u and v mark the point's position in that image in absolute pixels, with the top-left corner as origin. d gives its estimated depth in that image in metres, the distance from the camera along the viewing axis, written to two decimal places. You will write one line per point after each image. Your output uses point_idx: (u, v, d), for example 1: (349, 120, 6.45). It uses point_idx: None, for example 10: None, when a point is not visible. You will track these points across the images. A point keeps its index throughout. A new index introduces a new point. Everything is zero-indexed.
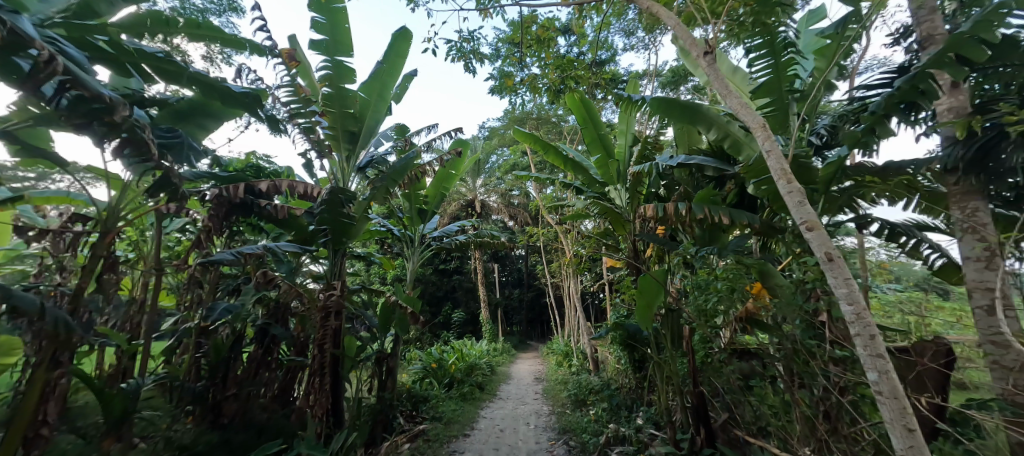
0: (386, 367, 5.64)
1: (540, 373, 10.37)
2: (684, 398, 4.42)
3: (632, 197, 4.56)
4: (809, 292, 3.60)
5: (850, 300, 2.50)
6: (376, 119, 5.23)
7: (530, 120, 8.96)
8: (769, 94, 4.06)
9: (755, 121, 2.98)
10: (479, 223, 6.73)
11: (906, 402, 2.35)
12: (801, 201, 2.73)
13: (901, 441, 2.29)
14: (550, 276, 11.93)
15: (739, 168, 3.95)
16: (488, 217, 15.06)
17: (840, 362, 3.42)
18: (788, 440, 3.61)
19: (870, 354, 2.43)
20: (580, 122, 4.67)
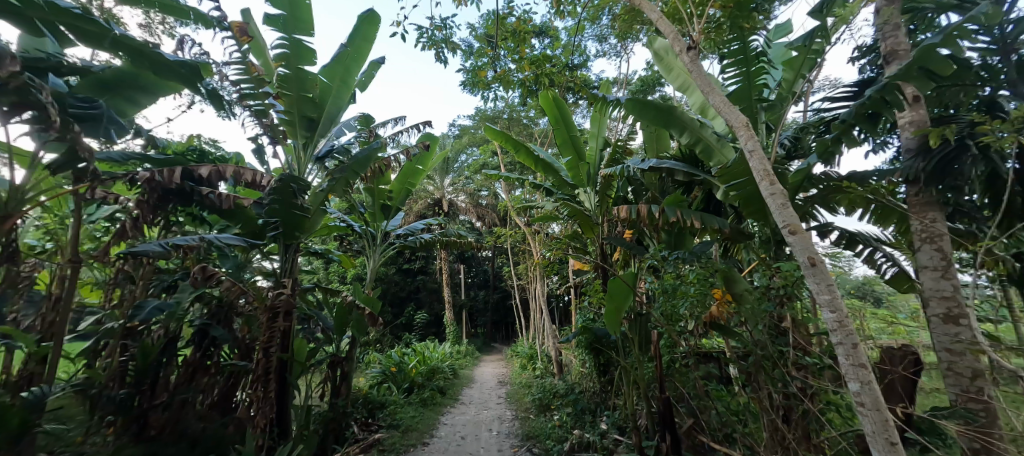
0: (340, 371, 5.26)
1: (504, 377, 10.19)
2: (650, 404, 4.38)
3: (601, 200, 4.43)
4: (776, 298, 3.65)
5: (833, 307, 2.52)
6: (337, 106, 4.89)
7: (501, 120, 8.80)
8: (740, 102, 4.13)
9: (738, 119, 3.04)
10: (445, 221, 6.46)
11: (888, 414, 2.38)
12: (784, 203, 2.76)
13: (883, 453, 2.32)
14: (517, 278, 11.80)
15: (714, 172, 3.94)
16: (456, 216, 14.74)
17: (807, 368, 3.52)
18: (755, 446, 3.70)
19: (852, 363, 2.45)
20: (553, 122, 4.49)
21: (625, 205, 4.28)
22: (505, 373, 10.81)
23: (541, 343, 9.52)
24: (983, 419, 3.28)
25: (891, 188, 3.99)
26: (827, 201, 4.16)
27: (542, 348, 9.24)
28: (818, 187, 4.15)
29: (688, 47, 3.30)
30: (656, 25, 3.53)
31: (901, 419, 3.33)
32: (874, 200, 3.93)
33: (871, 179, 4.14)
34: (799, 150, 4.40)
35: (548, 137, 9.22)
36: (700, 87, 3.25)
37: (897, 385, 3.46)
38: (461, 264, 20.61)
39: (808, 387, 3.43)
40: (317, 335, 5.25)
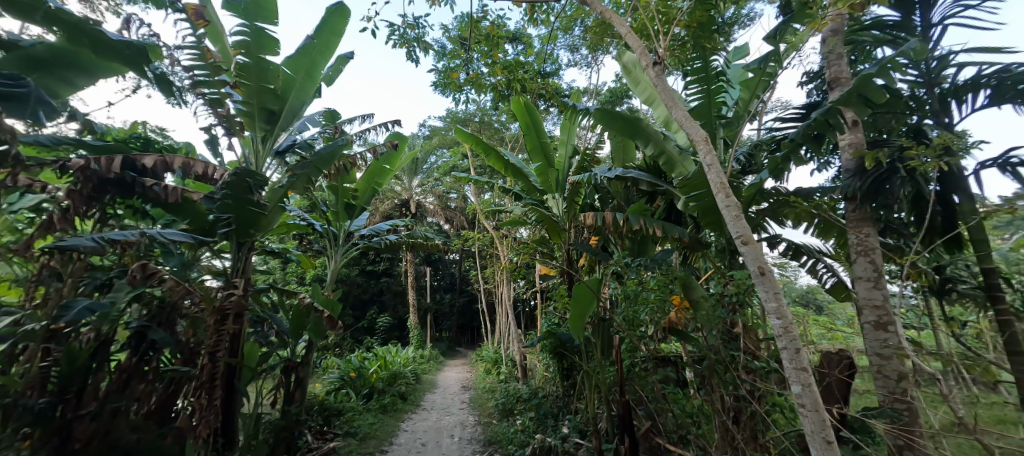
0: (294, 377, 5.02)
1: (468, 382, 10.07)
2: (610, 407, 4.48)
3: (568, 206, 4.51)
4: (730, 305, 3.85)
5: (779, 314, 2.69)
6: (301, 100, 4.69)
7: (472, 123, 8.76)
8: (701, 117, 4.35)
9: (699, 134, 3.19)
10: (412, 222, 6.32)
11: (825, 415, 2.55)
12: (737, 215, 2.91)
13: (821, 451, 2.49)
14: (483, 282, 11.72)
15: (676, 183, 4.10)
16: (424, 218, 14.45)
17: (755, 371, 3.72)
18: (707, 446, 3.86)
19: (795, 367, 2.62)
20: (524, 128, 4.53)
21: (592, 212, 4.37)
22: (469, 377, 10.71)
23: (506, 347, 9.49)
24: (905, 417, 3.60)
25: (831, 204, 4.32)
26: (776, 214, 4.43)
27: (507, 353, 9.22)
28: (769, 201, 4.41)
29: (654, 62, 3.44)
30: (625, 39, 3.64)
31: (837, 418, 3.58)
32: (817, 215, 4.23)
33: (815, 196, 4.45)
34: (752, 165, 4.66)
35: (519, 142, 9.25)
36: (664, 101, 3.39)
37: (833, 387, 3.72)
38: (426, 266, 20.28)
39: (755, 390, 3.63)
40: (270, 339, 4.98)
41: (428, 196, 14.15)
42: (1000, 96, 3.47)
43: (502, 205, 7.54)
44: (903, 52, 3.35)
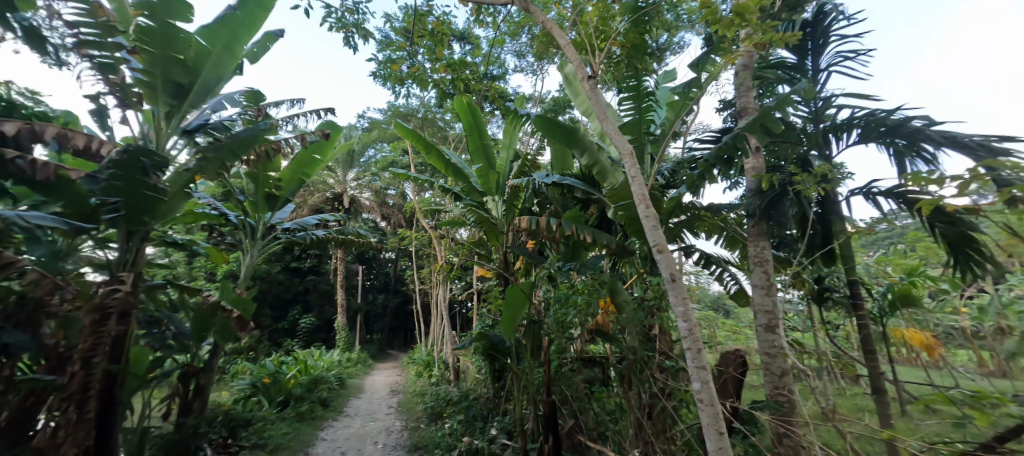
0: (193, 384, 4.48)
1: (396, 385, 9.70)
2: (536, 407, 4.59)
3: (507, 209, 4.56)
4: (650, 309, 4.12)
5: (685, 317, 2.96)
6: (216, 76, 4.21)
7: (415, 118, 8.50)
8: (632, 132, 4.58)
9: (625, 147, 3.39)
10: (343, 218, 5.95)
11: (719, 408, 2.83)
12: (655, 224, 3.12)
13: (713, 442, 2.74)
14: (417, 283, 11.35)
15: (607, 193, 4.32)
16: (358, 214, 13.67)
17: (668, 370, 4.01)
18: (621, 442, 4.10)
19: (697, 366, 2.87)
20: (467, 129, 4.51)
21: (527, 216, 4.46)
22: (397, 381, 10.32)
23: (438, 349, 9.28)
24: (787, 408, 4.12)
25: (737, 219, 4.81)
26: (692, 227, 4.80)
27: (440, 355, 9.02)
28: (685, 214, 4.78)
29: (589, 75, 3.58)
30: (564, 51, 3.77)
31: (730, 412, 3.94)
32: (725, 228, 4.70)
33: (724, 211, 4.92)
34: (674, 180, 5.07)
35: (462, 142, 9.16)
36: (597, 114, 3.56)
37: (729, 384, 4.10)
38: (357, 264, 19.28)
39: (665, 387, 3.92)
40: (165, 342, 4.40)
41: (363, 191, 13.45)
42: (868, 135, 4.11)
43: (443, 205, 7.40)
44: (799, 90, 3.85)
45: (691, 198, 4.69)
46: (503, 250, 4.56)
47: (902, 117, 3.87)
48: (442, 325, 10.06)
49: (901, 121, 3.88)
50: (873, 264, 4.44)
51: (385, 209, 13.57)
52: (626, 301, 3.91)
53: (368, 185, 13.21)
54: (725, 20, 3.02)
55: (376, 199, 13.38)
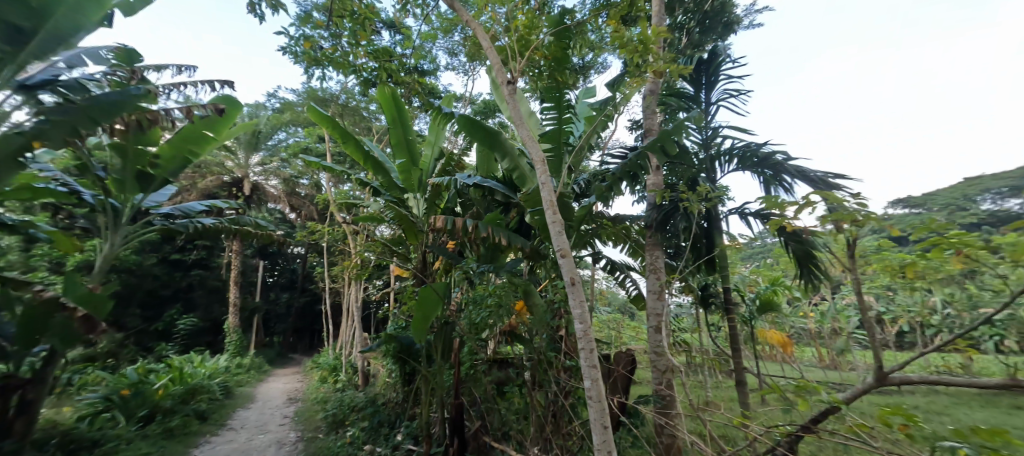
0: (15, 398, 3.69)
1: (296, 392, 8.84)
2: (443, 410, 4.50)
3: (428, 208, 4.47)
4: (556, 311, 4.16)
5: (582, 319, 3.05)
6: (74, 23, 3.42)
7: (335, 104, 7.89)
8: (551, 142, 4.56)
9: (537, 154, 3.41)
10: (237, 206, 5.29)
11: (605, 404, 2.97)
12: (561, 231, 3.23)
13: (598, 436, 2.87)
14: (328, 281, 10.53)
15: (523, 198, 4.33)
16: (262, 204, 12.14)
17: (569, 370, 4.07)
18: (523, 440, 4.14)
19: (589, 366, 2.97)
20: (390, 121, 4.30)
21: (445, 215, 4.34)
22: (297, 388, 9.40)
23: (346, 352, 8.63)
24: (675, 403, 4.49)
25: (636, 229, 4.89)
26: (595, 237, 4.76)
27: (348, 360, 8.36)
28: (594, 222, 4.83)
29: (507, 80, 3.52)
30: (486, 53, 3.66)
31: (618, 409, 3.92)
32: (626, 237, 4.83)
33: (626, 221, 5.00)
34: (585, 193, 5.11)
35: (386, 135, 8.69)
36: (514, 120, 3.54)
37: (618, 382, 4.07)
38: (256, 259, 17.24)
39: (564, 387, 3.98)
40: None
41: (268, 178, 11.77)
42: (743, 164, 4.47)
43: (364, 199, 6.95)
44: (698, 116, 4.20)
45: (602, 208, 4.90)
46: (422, 250, 4.48)
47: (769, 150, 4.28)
48: (352, 328, 9.35)
49: (769, 154, 4.29)
50: (748, 274, 5.04)
51: (296, 199, 11.93)
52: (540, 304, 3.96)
53: (275, 172, 11.53)
54: (632, 46, 3.26)
55: (286, 188, 11.67)
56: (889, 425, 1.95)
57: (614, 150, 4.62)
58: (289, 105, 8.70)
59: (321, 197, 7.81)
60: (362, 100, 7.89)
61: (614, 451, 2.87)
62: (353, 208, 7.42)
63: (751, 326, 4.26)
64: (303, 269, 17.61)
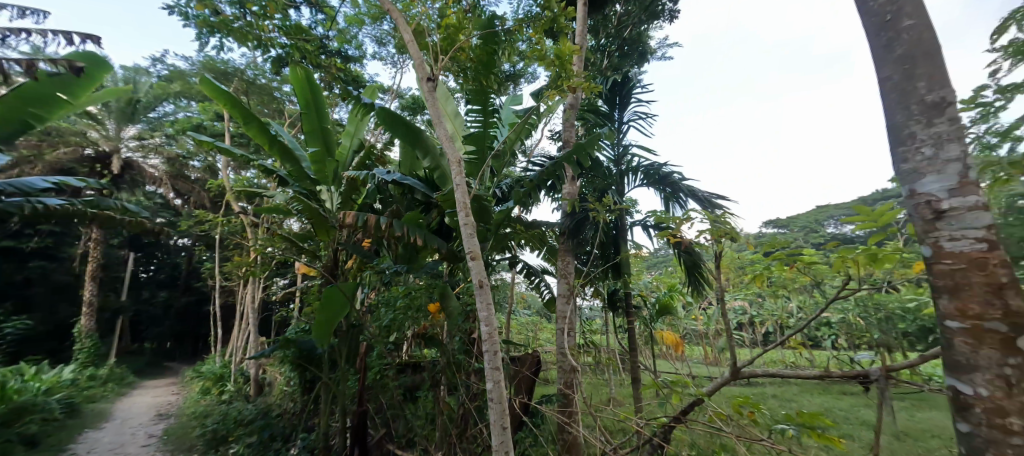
0: None
1: (168, 406, 7.53)
2: (345, 418, 4.10)
3: (343, 202, 4.24)
4: (469, 313, 3.87)
5: (487, 321, 2.62)
6: None
7: (238, 79, 6.99)
8: (474, 145, 4.11)
9: (455, 154, 2.93)
10: (96, 187, 4.63)
11: (507, 404, 2.57)
12: (472, 232, 2.79)
13: (496, 440, 2.44)
14: (220, 278, 9.28)
15: (436, 196, 3.88)
16: (137, 188, 10.11)
17: (479, 372, 3.81)
18: (428, 447, 3.79)
19: (492, 366, 2.57)
20: (303, 105, 3.98)
21: (357, 211, 4.03)
22: (170, 402, 8.01)
23: (236, 359, 7.55)
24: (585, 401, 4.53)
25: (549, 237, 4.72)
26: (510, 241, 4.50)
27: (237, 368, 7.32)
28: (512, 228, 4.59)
29: (428, 77, 3.00)
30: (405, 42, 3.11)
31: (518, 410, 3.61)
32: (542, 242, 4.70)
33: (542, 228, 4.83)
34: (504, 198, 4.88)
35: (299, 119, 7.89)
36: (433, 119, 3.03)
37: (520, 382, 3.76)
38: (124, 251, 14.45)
39: (472, 390, 3.70)
40: None
41: (146, 156, 9.80)
42: (648, 180, 4.80)
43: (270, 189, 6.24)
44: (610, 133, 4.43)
45: (521, 212, 4.77)
46: (334, 246, 4.19)
47: (668, 169, 4.66)
48: (247, 331, 8.27)
49: (668, 173, 4.67)
50: (651, 280, 5.39)
51: (181, 184, 10.13)
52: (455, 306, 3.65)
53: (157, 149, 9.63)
54: (549, 60, 3.24)
55: (170, 169, 9.81)
56: (741, 414, 2.32)
57: (537, 158, 4.65)
58: (179, 74, 7.52)
59: (216, 181, 6.84)
60: (274, 78, 7.11)
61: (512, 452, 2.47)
62: (256, 197, 6.62)
63: (649, 329, 4.64)
64: (185, 267, 14.01)
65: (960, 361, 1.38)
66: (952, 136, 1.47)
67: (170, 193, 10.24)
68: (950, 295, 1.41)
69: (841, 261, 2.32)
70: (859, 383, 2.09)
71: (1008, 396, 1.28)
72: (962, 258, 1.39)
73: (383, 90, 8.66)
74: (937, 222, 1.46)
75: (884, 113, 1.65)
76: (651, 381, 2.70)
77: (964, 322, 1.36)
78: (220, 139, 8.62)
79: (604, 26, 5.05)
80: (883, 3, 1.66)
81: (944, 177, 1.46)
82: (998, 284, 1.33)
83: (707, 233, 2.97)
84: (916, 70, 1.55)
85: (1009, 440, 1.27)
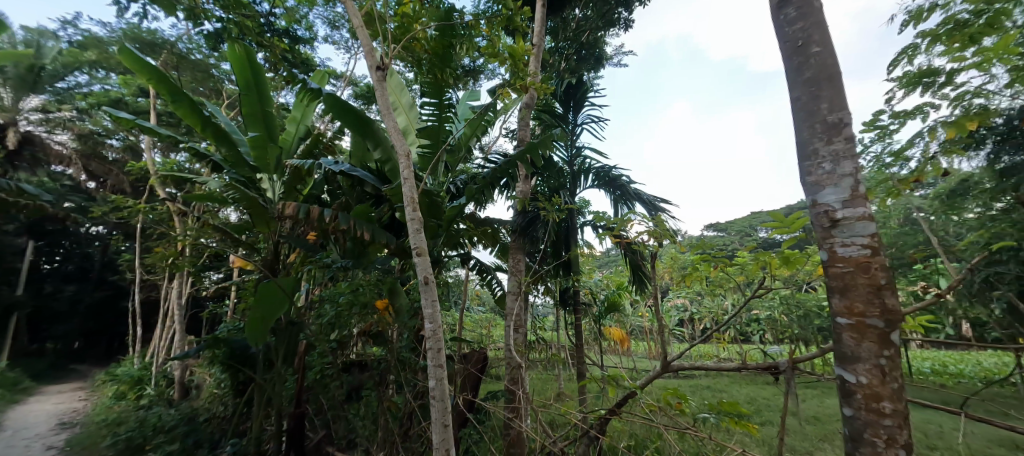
0: None
1: (76, 413, 6.71)
2: (281, 421, 3.84)
3: (285, 192, 4.01)
4: (415, 310, 3.73)
5: (432, 319, 2.53)
6: None
7: (167, 52, 6.35)
8: (429, 139, 3.96)
9: (404, 146, 2.80)
10: None
11: (449, 402, 2.50)
12: (419, 228, 2.66)
13: (437, 438, 2.38)
14: (142, 270, 8.39)
15: (384, 189, 3.72)
16: (39, 167, 8.87)
17: (424, 370, 3.69)
18: (368, 449, 3.62)
19: (435, 365, 2.49)
20: (242, 86, 3.71)
21: (298, 202, 3.79)
22: (77, 409, 7.09)
23: (160, 359, 6.87)
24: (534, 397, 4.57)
25: (499, 234, 4.68)
26: (462, 238, 4.42)
27: (161, 369, 6.66)
28: (464, 224, 4.51)
29: (378, 65, 2.83)
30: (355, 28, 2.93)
31: (461, 407, 3.55)
32: (494, 240, 4.68)
33: (493, 225, 4.76)
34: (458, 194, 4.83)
35: (238, 101, 7.30)
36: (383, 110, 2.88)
37: (465, 380, 3.68)
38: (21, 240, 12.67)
39: (416, 388, 3.57)
40: None
41: (52, 130, 8.65)
42: (598, 181, 4.95)
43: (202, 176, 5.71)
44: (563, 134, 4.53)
45: (474, 209, 4.72)
46: (274, 239, 3.94)
47: (619, 172, 4.85)
48: (172, 329, 7.51)
49: (617, 176, 4.86)
50: (600, 279, 5.54)
51: (95, 164, 9.16)
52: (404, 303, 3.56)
53: (65, 125, 8.47)
54: (501, 56, 3.21)
55: (80, 147, 8.73)
56: (670, 405, 2.42)
57: (493, 155, 4.64)
58: (94, 41, 6.69)
59: (138, 164, 6.17)
60: (210, 54, 6.53)
61: (453, 451, 2.41)
62: (184, 182, 6.04)
63: (598, 324, 4.82)
64: (101, 256, 11.31)
65: (846, 353, 1.56)
66: (846, 154, 1.65)
67: (82, 175, 9.29)
68: (840, 295, 1.59)
69: (762, 262, 2.55)
70: (770, 375, 2.11)
71: (882, 383, 1.48)
72: (851, 263, 1.56)
73: (334, 76, 8.23)
74: (832, 230, 1.63)
75: (793, 129, 1.81)
76: (591, 376, 2.85)
77: (851, 319, 1.55)
78: (144, 117, 7.78)
79: (563, 29, 5.12)
80: (795, 30, 1.81)
81: (840, 190, 1.63)
82: (877, 285, 1.51)
83: (646, 235, 3.09)
84: (820, 93, 1.72)
85: (881, 421, 1.47)
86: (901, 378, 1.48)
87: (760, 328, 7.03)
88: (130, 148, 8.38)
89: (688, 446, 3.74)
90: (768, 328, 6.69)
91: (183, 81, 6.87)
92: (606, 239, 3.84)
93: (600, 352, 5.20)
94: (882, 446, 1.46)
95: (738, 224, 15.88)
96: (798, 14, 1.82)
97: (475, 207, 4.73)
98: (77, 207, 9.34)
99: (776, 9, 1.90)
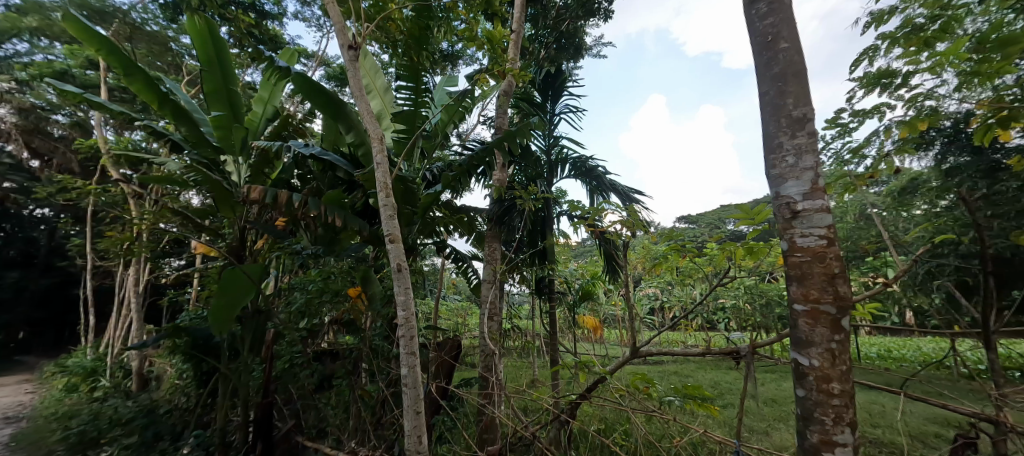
0: None
1: (23, 408, 6.29)
2: (247, 411, 3.73)
3: (252, 174, 3.83)
4: (389, 298, 3.64)
5: (406, 306, 2.47)
6: None
7: (120, 22, 5.86)
8: (404, 124, 3.82)
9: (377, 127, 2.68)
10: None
11: (421, 388, 2.47)
12: (393, 214, 2.60)
13: (409, 424, 2.37)
14: (94, 256, 7.86)
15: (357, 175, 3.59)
16: None
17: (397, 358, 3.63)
18: (340, 438, 3.55)
19: (408, 352, 2.44)
20: (204, 62, 3.51)
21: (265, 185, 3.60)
22: (22, 402, 6.64)
23: (115, 351, 6.50)
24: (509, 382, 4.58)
25: (475, 223, 4.65)
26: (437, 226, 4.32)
27: (117, 360, 6.30)
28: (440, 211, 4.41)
29: (350, 45, 2.68)
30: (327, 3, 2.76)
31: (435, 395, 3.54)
32: (470, 229, 4.66)
33: (469, 214, 4.71)
34: (434, 180, 4.72)
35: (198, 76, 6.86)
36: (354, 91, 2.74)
37: (440, 369, 3.65)
38: None
39: (389, 376, 3.51)
40: None
41: None
42: (575, 171, 4.97)
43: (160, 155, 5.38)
44: (541, 124, 4.49)
45: (449, 197, 4.65)
46: (239, 224, 3.76)
47: (595, 162, 4.88)
48: (128, 319, 7.08)
49: (594, 166, 4.89)
50: (576, 268, 5.57)
51: (39, 141, 8.45)
52: (377, 290, 3.47)
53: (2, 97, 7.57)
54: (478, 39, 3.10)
55: (22, 122, 7.94)
56: (638, 389, 2.46)
57: (470, 142, 4.55)
58: (35, 6, 6.13)
59: (87, 141, 5.72)
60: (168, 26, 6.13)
61: (424, 437, 2.41)
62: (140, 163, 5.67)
63: (573, 312, 4.88)
64: (48, 241, 10.48)
65: (801, 338, 1.65)
66: (809, 148, 1.71)
67: (22, 152, 8.37)
68: (798, 283, 1.67)
69: (728, 253, 2.62)
70: (733, 360, 2.16)
71: (832, 365, 1.58)
72: (809, 252, 1.64)
73: (304, 55, 7.93)
74: (792, 221, 1.70)
75: (760, 123, 1.86)
76: (563, 362, 2.89)
77: (807, 306, 1.63)
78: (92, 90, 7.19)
79: (544, 16, 5.06)
80: (766, 25, 1.85)
81: (802, 183, 1.70)
82: (831, 274, 1.59)
83: (619, 225, 3.14)
84: (787, 87, 1.77)
85: (830, 401, 1.56)
86: (850, 361, 1.58)
87: (726, 316, 7.30)
88: (78, 124, 7.94)
89: (655, 428, 3.88)
90: (733, 315, 7.02)
91: (137, 55, 6.41)
92: (581, 228, 3.85)
93: (574, 339, 5.30)
94: (829, 424, 1.56)
95: (705, 216, 16.51)
96: (768, 10, 1.86)
97: (452, 195, 4.64)
98: (18, 187, 9.00)
99: (749, 3, 1.93)
